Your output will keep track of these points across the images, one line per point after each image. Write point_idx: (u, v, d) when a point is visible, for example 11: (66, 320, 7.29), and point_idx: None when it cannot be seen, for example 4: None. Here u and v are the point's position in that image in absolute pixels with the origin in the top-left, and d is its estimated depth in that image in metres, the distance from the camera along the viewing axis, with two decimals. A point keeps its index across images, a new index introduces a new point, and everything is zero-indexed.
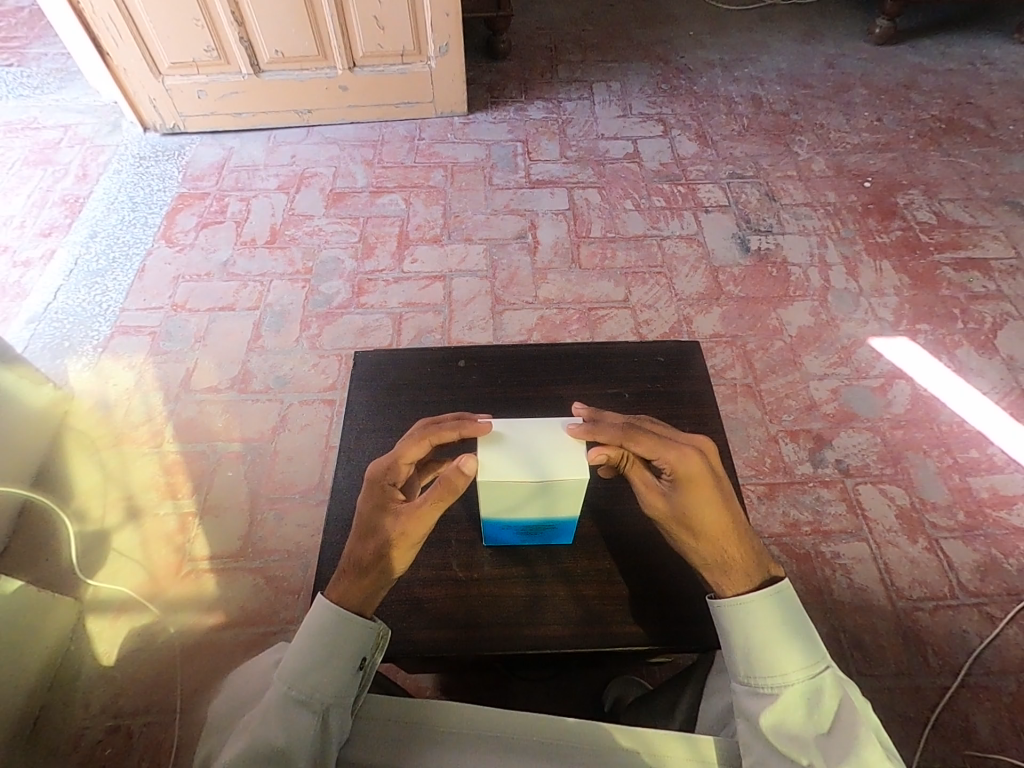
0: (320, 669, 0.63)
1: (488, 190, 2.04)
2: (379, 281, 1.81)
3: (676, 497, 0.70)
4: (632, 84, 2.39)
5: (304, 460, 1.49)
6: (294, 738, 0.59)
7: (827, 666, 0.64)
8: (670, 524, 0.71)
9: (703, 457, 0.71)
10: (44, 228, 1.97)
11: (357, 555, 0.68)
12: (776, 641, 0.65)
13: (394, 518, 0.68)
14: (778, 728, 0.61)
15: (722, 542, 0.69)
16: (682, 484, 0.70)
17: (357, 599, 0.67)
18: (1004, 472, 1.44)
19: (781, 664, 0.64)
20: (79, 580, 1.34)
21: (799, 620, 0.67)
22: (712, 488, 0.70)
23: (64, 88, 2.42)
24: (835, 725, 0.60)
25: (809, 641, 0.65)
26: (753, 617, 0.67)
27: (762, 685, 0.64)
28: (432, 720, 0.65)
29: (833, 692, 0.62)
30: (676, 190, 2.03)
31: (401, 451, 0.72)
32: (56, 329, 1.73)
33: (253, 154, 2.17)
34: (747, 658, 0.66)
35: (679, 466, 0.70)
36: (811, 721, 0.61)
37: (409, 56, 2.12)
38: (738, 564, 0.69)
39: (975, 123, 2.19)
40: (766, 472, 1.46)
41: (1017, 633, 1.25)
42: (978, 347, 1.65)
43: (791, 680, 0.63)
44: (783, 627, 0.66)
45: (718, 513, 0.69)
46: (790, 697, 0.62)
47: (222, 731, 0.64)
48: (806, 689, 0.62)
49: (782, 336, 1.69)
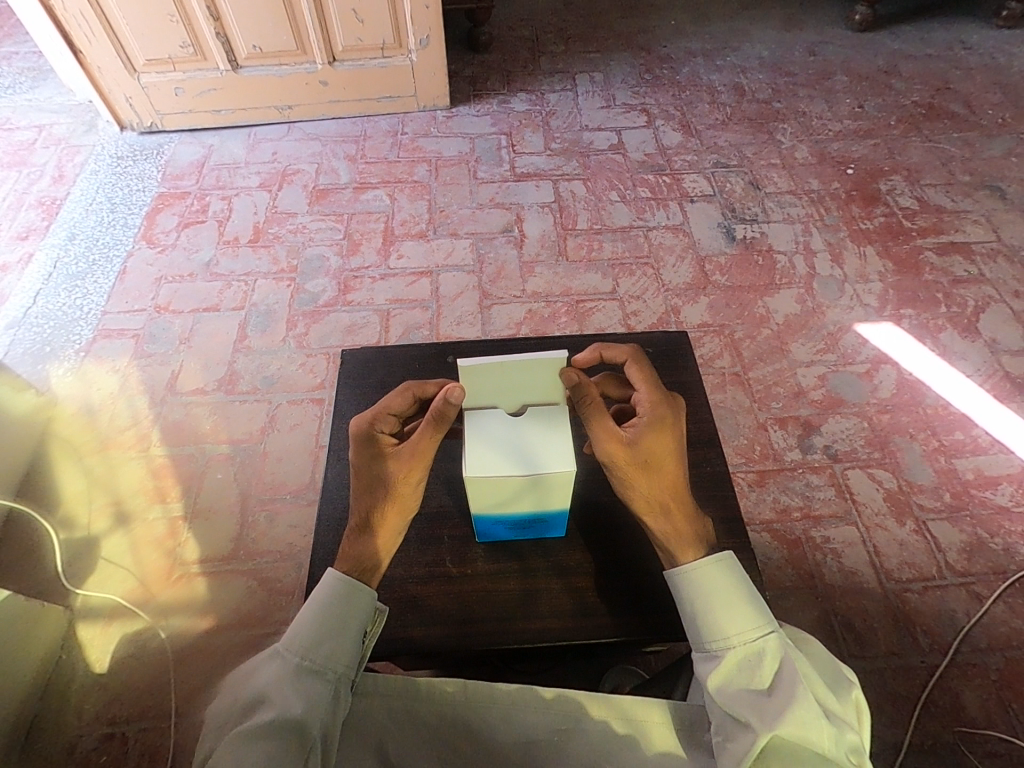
0: (333, 640, 0.65)
1: (472, 184, 2.02)
2: (365, 278, 1.80)
3: (642, 435, 0.71)
4: (614, 75, 2.39)
5: (294, 460, 1.49)
6: (311, 708, 0.61)
7: (774, 625, 0.65)
8: (626, 465, 0.70)
9: (675, 411, 0.74)
10: (21, 231, 1.93)
11: (366, 507, 0.70)
12: (722, 606, 0.66)
13: (394, 461, 0.70)
14: (721, 687, 0.63)
15: (676, 490, 0.71)
16: (652, 423, 0.72)
17: (369, 554, 0.69)
18: (989, 454, 1.46)
19: (726, 626, 0.65)
20: (69, 587, 1.32)
21: (747, 585, 0.68)
22: (677, 436, 0.73)
23: (36, 87, 2.37)
24: (776, 683, 0.61)
25: (754, 604, 0.66)
26: (701, 584, 0.67)
27: (709, 647, 0.66)
28: (432, 694, 0.68)
29: (777, 651, 0.63)
30: (662, 181, 2.03)
31: (385, 402, 0.75)
32: (37, 334, 1.70)
33: (234, 152, 2.14)
34: (694, 622, 0.67)
35: (655, 410, 0.73)
36: (753, 680, 0.62)
37: (390, 49, 2.10)
38: (682, 512, 0.71)
39: (955, 108, 2.20)
40: (756, 460, 1.47)
41: (1004, 610, 1.27)
42: (962, 331, 1.67)
43: (735, 642, 0.64)
44: (730, 590, 0.67)
45: (673, 465, 0.72)
46: (734, 657, 0.64)
47: (229, 694, 0.64)
48: (749, 651, 0.64)
49: (769, 324, 1.70)
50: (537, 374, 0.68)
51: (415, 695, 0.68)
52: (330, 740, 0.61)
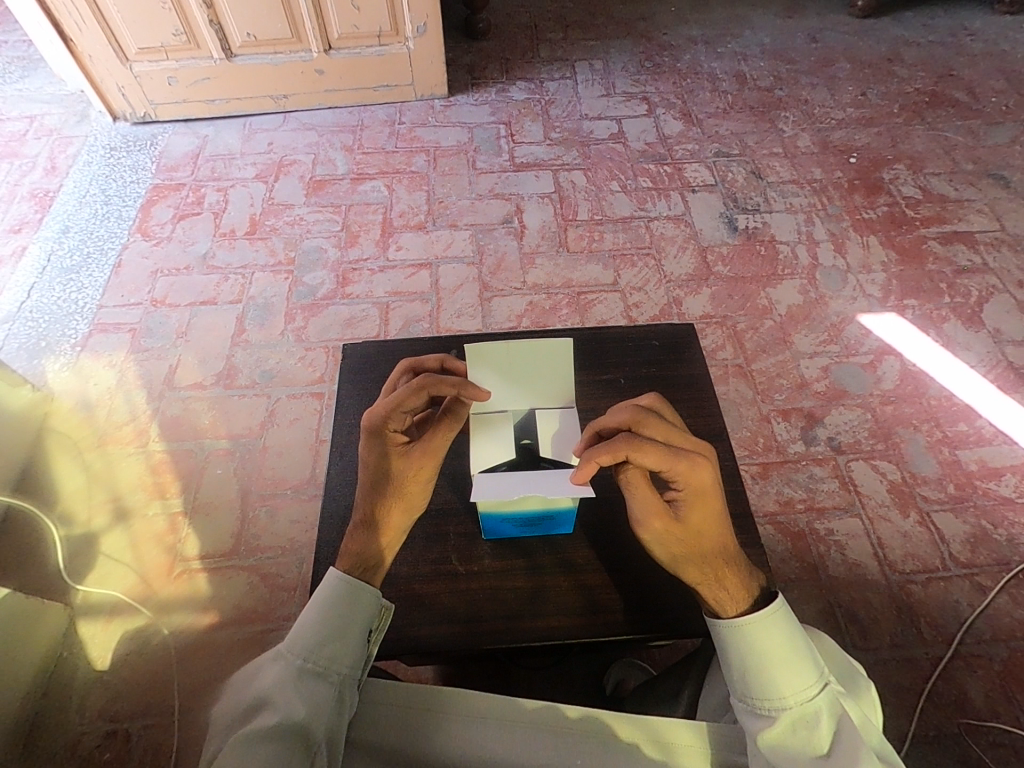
0: (336, 642, 0.64)
1: (471, 175, 2.00)
2: (364, 270, 1.78)
3: (686, 510, 0.66)
4: (614, 62, 2.36)
5: (294, 455, 1.47)
6: (314, 710, 0.59)
7: (828, 684, 0.61)
8: (674, 544, 0.67)
9: (713, 466, 0.65)
10: (14, 223, 1.90)
11: (372, 504, 0.69)
12: (777, 662, 0.62)
13: (406, 460, 0.69)
14: (774, 748, 0.57)
15: (727, 554, 0.68)
16: (692, 497, 0.65)
17: (373, 552, 0.69)
18: (992, 445, 1.46)
19: (781, 684, 0.61)
20: (68, 584, 1.31)
21: (802, 640, 0.64)
22: (722, 495, 0.66)
23: (27, 78, 2.33)
24: (836, 744, 0.57)
25: (811, 660, 0.62)
26: (754, 637, 0.64)
27: (758, 705, 0.61)
28: (443, 709, 0.65)
29: (833, 711, 0.59)
30: (663, 170, 2.01)
31: (399, 401, 0.69)
32: (32, 328, 1.68)
33: (229, 142, 2.11)
34: (744, 676, 0.63)
35: (692, 479, 0.64)
36: (811, 744, 0.58)
37: (386, 37, 2.06)
38: (736, 575, 0.68)
39: (958, 96, 2.18)
40: (759, 452, 1.46)
41: (1008, 601, 1.27)
42: (965, 321, 1.66)
43: (790, 702, 0.60)
44: (781, 644, 0.63)
45: (719, 525, 0.67)
46: (789, 717, 0.59)
47: (228, 703, 0.62)
48: (806, 711, 0.59)
49: (772, 315, 1.69)
50: (542, 355, 0.70)
51: (424, 708, 0.65)
52: (335, 744, 0.59)
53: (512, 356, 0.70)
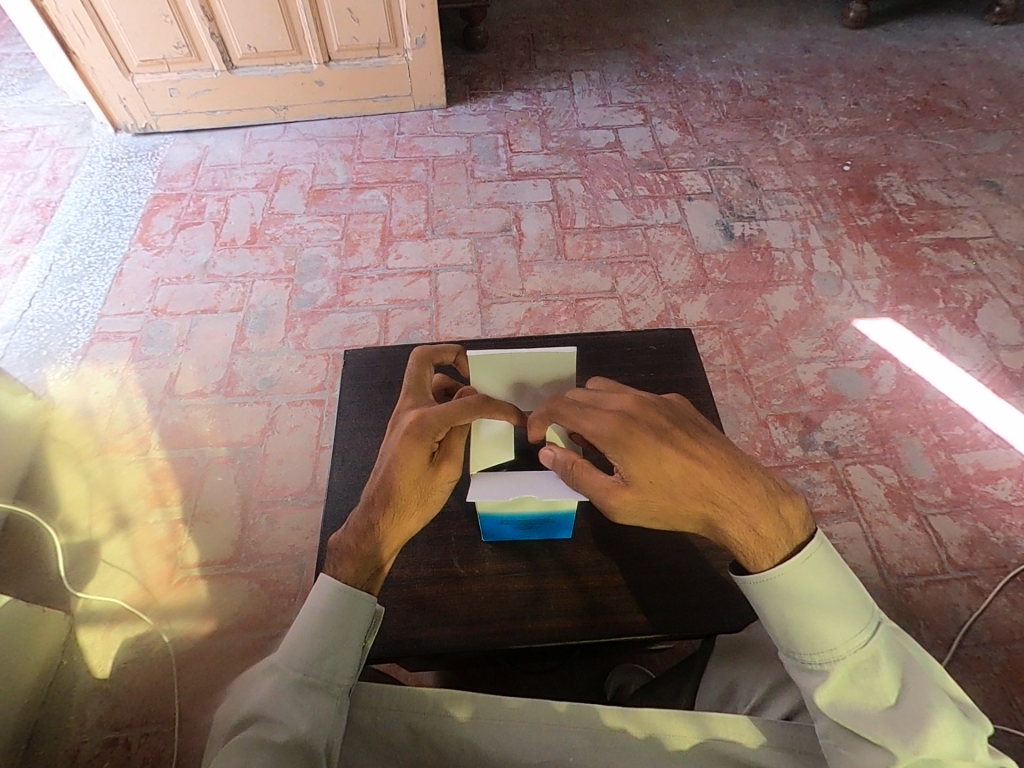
0: (334, 652, 0.63)
1: (470, 183, 2.02)
2: (364, 278, 1.79)
3: (623, 467, 0.67)
4: (611, 73, 2.39)
5: (294, 461, 1.48)
6: (316, 725, 0.58)
7: (877, 624, 0.59)
8: (652, 494, 0.67)
9: (623, 412, 0.68)
10: (15, 234, 1.91)
11: (393, 510, 0.70)
12: (820, 612, 0.59)
13: (433, 468, 0.71)
14: (837, 706, 0.56)
15: (706, 493, 0.64)
16: (615, 450, 0.67)
17: (382, 555, 0.69)
18: (988, 448, 1.47)
19: (828, 636, 0.59)
20: (69, 591, 1.31)
21: (842, 579, 0.61)
22: (649, 435, 0.66)
23: (29, 90, 2.35)
24: (901, 690, 0.56)
25: (854, 601, 0.60)
26: (788, 589, 0.61)
27: (809, 660, 0.59)
28: (442, 713, 0.63)
29: (889, 651, 0.57)
30: (659, 178, 2.03)
31: (451, 417, 0.70)
32: (33, 338, 1.69)
33: (229, 152, 2.13)
34: (788, 633, 0.61)
35: (600, 432, 0.67)
36: (874, 693, 0.56)
37: (386, 49, 2.09)
38: (731, 509, 0.63)
39: (950, 104, 2.21)
40: (757, 457, 1.47)
41: (1006, 604, 1.28)
42: (960, 325, 1.67)
43: (842, 652, 0.58)
44: (826, 587, 0.60)
45: (683, 464, 0.65)
46: (844, 670, 0.57)
47: (226, 719, 0.61)
48: (860, 659, 0.57)
49: (768, 321, 1.70)
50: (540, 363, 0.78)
51: (423, 711, 0.63)
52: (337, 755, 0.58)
53: (513, 365, 0.78)
